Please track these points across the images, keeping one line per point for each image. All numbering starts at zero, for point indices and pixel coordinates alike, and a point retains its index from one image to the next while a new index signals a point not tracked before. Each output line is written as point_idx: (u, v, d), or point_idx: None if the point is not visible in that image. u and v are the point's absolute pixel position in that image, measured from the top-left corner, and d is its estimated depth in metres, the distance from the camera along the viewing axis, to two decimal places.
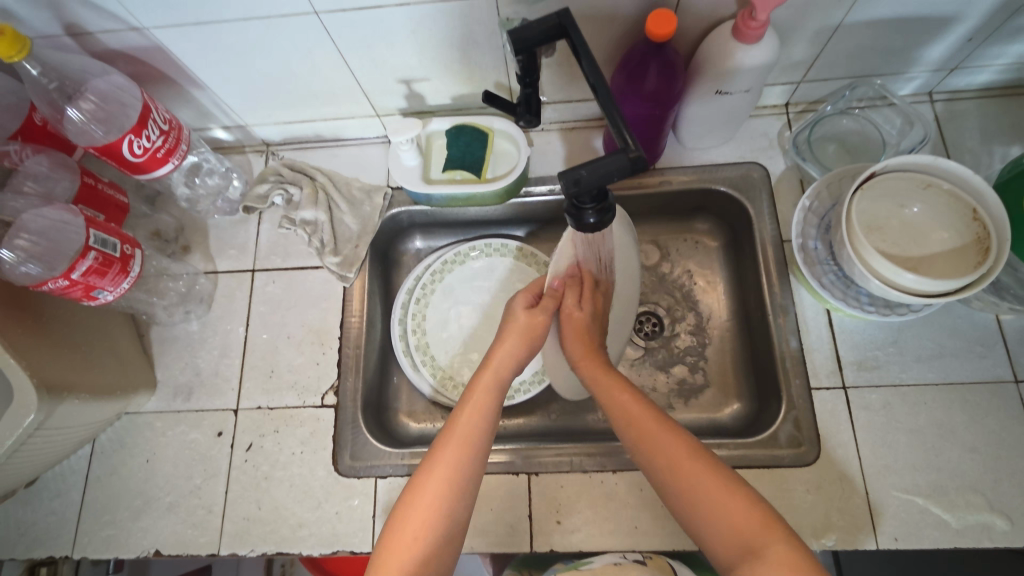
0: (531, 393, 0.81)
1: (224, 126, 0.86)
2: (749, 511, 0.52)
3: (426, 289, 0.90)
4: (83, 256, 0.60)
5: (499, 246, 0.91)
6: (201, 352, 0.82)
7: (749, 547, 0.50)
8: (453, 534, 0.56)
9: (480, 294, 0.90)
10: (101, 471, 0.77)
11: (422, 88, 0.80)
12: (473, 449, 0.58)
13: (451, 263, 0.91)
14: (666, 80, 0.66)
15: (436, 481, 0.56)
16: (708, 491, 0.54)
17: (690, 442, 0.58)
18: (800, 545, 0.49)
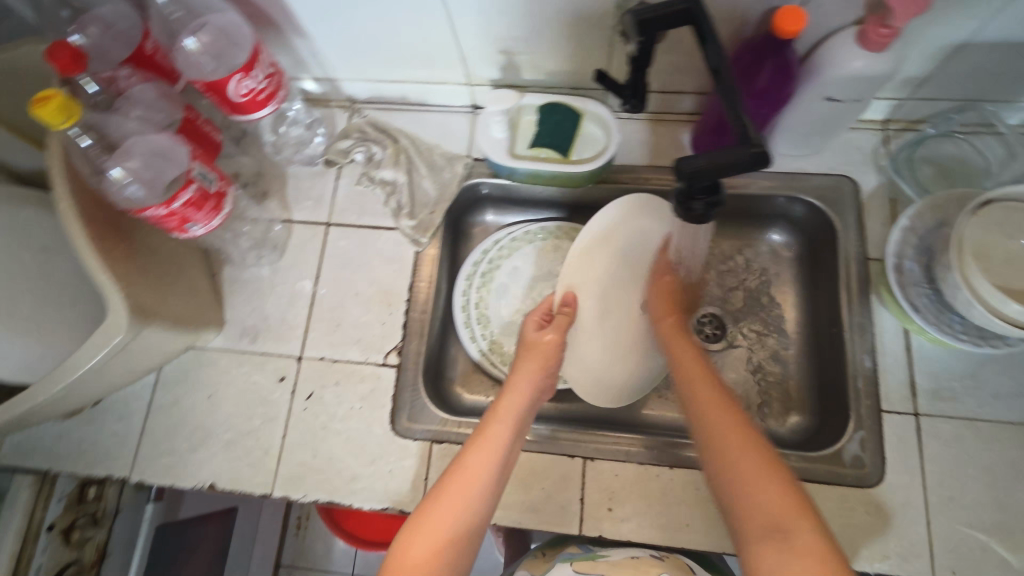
0: None
1: (314, 77, 0.87)
2: (780, 495, 0.51)
3: (492, 264, 0.90)
4: (186, 187, 0.61)
5: (570, 230, 0.91)
6: (270, 298, 0.83)
7: (781, 531, 0.49)
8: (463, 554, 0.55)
9: (546, 276, 0.90)
10: (164, 400, 0.79)
11: (520, 62, 0.79)
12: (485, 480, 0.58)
13: (519, 241, 0.91)
14: (778, 80, 0.64)
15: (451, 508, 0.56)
16: (751, 478, 0.52)
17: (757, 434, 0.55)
18: (829, 538, 0.48)
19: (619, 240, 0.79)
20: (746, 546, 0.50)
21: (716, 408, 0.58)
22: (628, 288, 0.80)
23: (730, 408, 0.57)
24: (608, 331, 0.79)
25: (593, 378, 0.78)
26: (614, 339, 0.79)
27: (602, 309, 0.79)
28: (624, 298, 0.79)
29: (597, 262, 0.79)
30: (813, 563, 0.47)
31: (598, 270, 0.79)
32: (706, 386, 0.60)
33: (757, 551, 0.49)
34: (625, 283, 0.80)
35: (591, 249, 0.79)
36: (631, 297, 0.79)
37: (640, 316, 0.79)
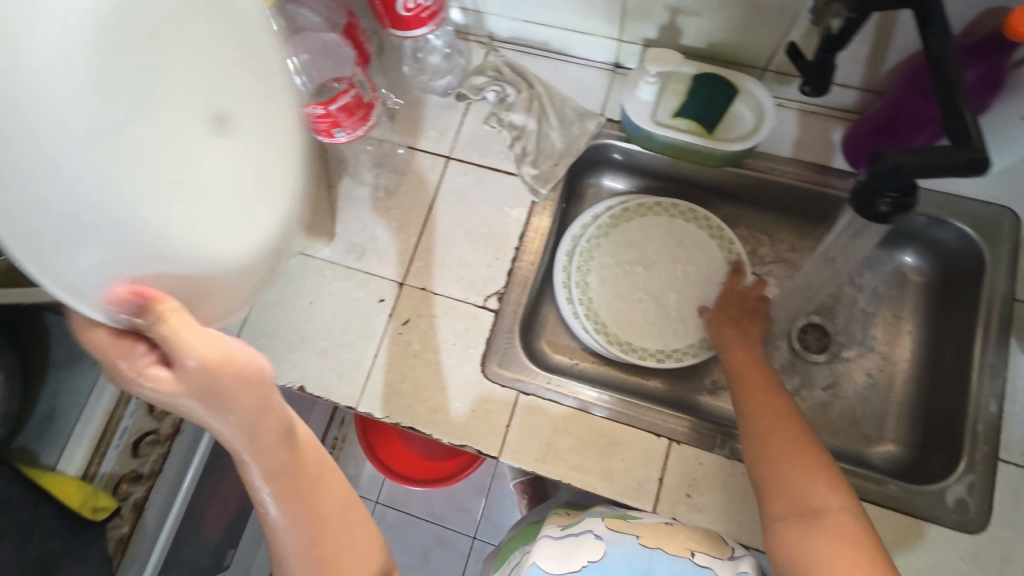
0: (683, 362, 0.82)
1: (462, 7, 0.84)
2: (818, 481, 0.56)
3: (601, 230, 0.88)
4: (347, 91, 0.61)
5: (689, 211, 0.87)
6: (381, 221, 0.83)
7: (813, 511, 0.54)
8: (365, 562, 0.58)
9: (653, 251, 0.87)
10: (267, 298, 0.81)
11: (684, 25, 0.75)
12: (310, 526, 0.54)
13: (630, 214, 0.88)
14: (981, 87, 0.60)
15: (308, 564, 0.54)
16: (793, 461, 0.57)
17: (799, 428, 0.61)
18: (863, 527, 0.52)
19: (75, 88, 0.34)
20: (777, 527, 0.55)
21: (762, 399, 0.64)
22: (207, 80, 0.43)
23: (775, 400, 0.64)
24: (218, 188, 0.44)
25: (245, 250, 0.48)
26: (234, 188, 0.46)
27: (150, 188, 0.39)
28: (182, 87, 0.41)
29: (110, 154, 0.35)
30: (838, 543, 0.51)
31: (109, 165, 0.35)
32: (757, 375, 0.68)
33: (785, 531, 0.54)
34: (178, 123, 0.41)
35: (54, 108, 0.32)
36: (199, 97, 0.43)
37: (219, 133, 0.44)
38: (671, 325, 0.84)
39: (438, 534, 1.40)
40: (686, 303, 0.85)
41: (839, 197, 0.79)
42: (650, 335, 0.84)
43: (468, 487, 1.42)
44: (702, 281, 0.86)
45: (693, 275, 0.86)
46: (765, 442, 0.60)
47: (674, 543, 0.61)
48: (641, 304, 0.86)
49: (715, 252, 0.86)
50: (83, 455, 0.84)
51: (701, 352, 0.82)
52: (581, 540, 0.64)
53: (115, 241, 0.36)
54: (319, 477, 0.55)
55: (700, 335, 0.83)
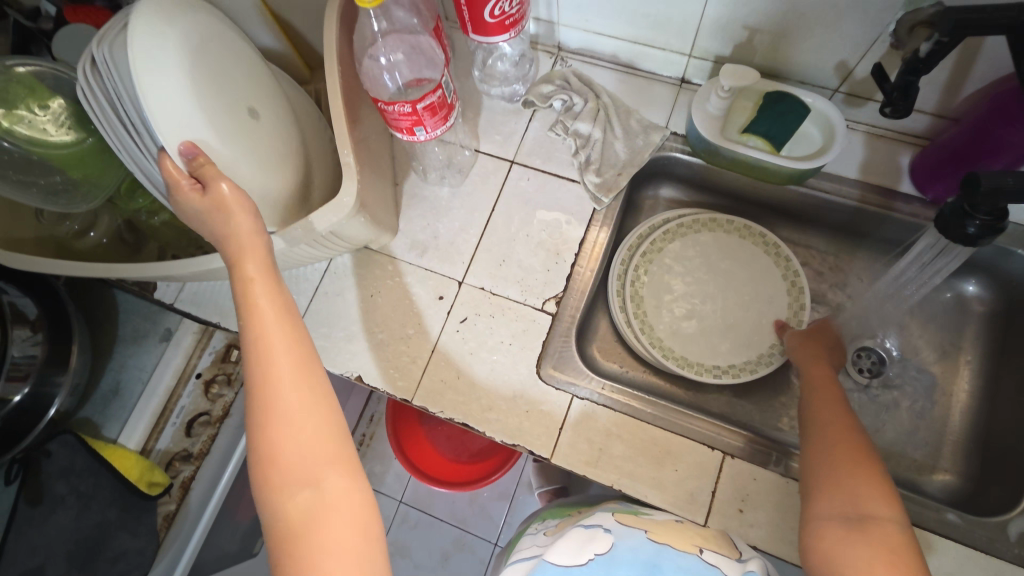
0: (738, 379, 0.82)
1: (536, 17, 0.87)
2: (868, 492, 0.54)
3: (659, 240, 0.88)
4: (435, 91, 0.62)
5: (746, 227, 0.88)
6: (443, 220, 0.85)
7: (860, 514, 0.53)
8: (334, 440, 0.52)
9: (709, 265, 0.88)
10: (330, 288, 0.84)
11: (758, 42, 0.76)
12: (273, 362, 0.51)
13: (687, 228, 0.89)
14: None
15: (265, 409, 0.50)
16: (849, 467, 0.57)
17: (863, 443, 0.59)
18: (908, 542, 0.50)
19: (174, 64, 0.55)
20: (817, 530, 0.54)
21: (830, 414, 0.63)
22: (245, 87, 0.64)
23: (845, 415, 0.63)
24: (244, 151, 0.61)
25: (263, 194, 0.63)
26: (255, 155, 0.62)
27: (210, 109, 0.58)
28: (225, 87, 0.61)
29: (185, 101, 0.55)
30: (879, 550, 0.50)
31: (180, 104, 0.55)
32: (830, 392, 0.67)
33: (824, 535, 0.53)
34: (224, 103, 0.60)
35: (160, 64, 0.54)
36: (240, 96, 0.63)
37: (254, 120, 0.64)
38: (726, 340, 0.85)
39: (459, 537, 1.40)
40: (741, 318, 0.85)
41: (905, 220, 0.78)
42: (704, 348, 0.84)
43: (492, 493, 1.43)
44: (758, 298, 0.86)
45: (750, 292, 0.86)
46: (823, 450, 0.60)
47: (681, 540, 0.61)
48: (693, 317, 0.86)
49: (773, 270, 0.86)
50: (143, 430, 0.89)
51: (758, 368, 0.82)
52: (591, 532, 0.61)
53: (176, 126, 0.54)
54: (295, 324, 0.54)
55: (758, 351, 0.83)
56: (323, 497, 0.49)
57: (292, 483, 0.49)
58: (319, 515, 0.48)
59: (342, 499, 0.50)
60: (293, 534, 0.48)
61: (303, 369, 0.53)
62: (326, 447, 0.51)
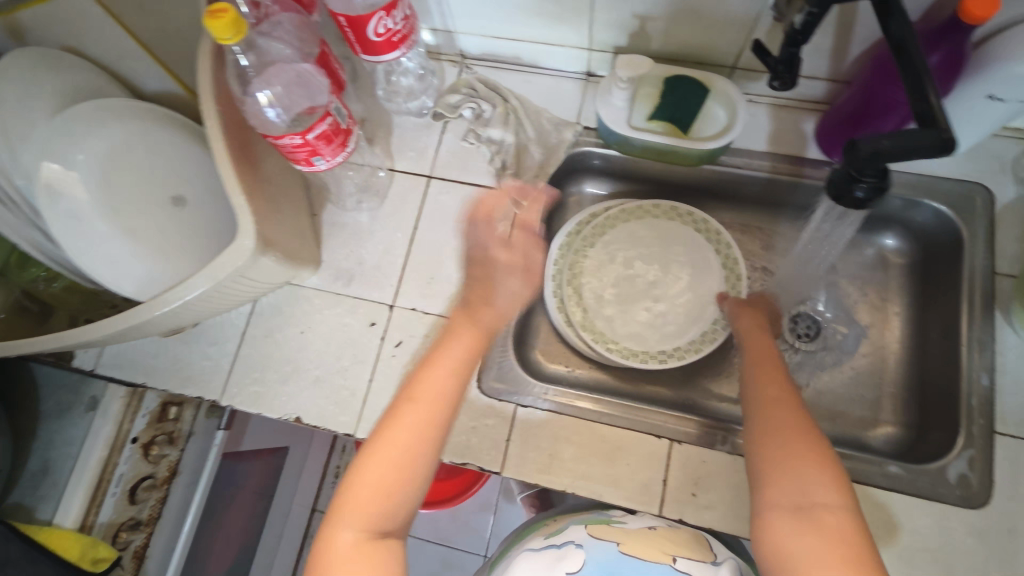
0: (686, 360, 0.82)
1: (432, 28, 0.86)
2: (819, 481, 0.55)
3: (587, 239, 0.88)
4: (323, 120, 0.61)
5: (669, 207, 0.88)
6: (367, 245, 0.83)
7: (810, 502, 0.54)
8: (406, 514, 0.62)
9: (640, 255, 0.88)
10: (258, 331, 0.81)
11: (652, 29, 0.76)
12: (412, 433, 0.63)
13: (614, 219, 0.88)
14: (946, 70, 0.61)
15: (384, 466, 0.62)
16: (798, 451, 0.57)
17: (810, 426, 0.59)
18: (856, 529, 0.52)
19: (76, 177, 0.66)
20: (768, 523, 0.55)
21: (773, 394, 0.63)
22: (175, 178, 0.71)
23: (791, 397, 0.62)
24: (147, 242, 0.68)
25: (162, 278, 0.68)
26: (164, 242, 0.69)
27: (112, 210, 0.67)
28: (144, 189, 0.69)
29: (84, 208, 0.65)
30: (832, 544, 0.51)
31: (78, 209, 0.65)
32: (774, 371, 0.66)
33: (777, 530, 0.54)
34: (132, 198, 0.69)
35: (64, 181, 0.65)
36: (167, 187, 0.71)
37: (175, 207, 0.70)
38: (666, 326, 0.85)
39: (445, 556, 1.38)
40: (676, 302, 0.86)
41: (816, 185, 0.80)
42: (646, 336, 0.85)
43: (473, 506, 1.41)
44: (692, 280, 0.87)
45: (681, 275, 0.87)
46: (769, 436, 0.59)
47: (651, 549, 0.64)
48: (630, 308, 0.87)
49: (705, 245, 0.86)
50: (79, 506, 0.82)
51: (703, 347, 0.83)
52: (561, 550, 0.64)
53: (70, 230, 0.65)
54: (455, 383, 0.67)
55: (700, 330, 0.84)
56: (378, 547, 0.60)
57: (362, 524, 0.60)
58: (359, 563, 0.58)
59: (388, 560, 0.59)
60: (339, 557, 0.59)
61: (430, 438, 0.64)
62: (398, 517, 0.62)
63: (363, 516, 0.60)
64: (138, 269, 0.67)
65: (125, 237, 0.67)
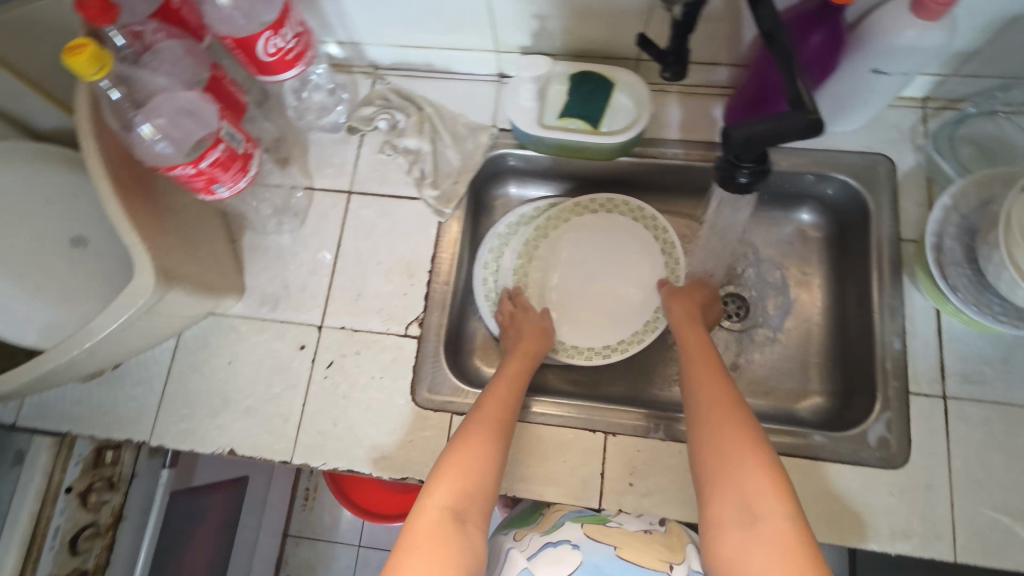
0: (628, 353, 0.83)
1: (338, 41, 0.84)
2: (757, 480, 0.52)
3: (530, 245, 0.89)
4: (214, 147, 0.60)
5: (605, 200, 0.89)
6: (290, 267, 0.82)
7: (754, 516, 0.50)
8: (486, 499, 0.59)
9: (581, 252, 0.89)
10: (184, 365, 0.79)
11: (553, 28, 0.76)
12: (502, 407, 0.67)
13: (556, 221, 0.90)
14: (829, 49, 0.62)
15: (482, 432, 0.63)
16: (738, 459, 0.54)
17: (745, 421, 0.57)
18: (799, 525, 0.49)
19: None
20: (715, 534, 0.52)
21: (708, 391, 0.62)
22: (75, 219, 0.69)
23: (725, 392, 0.61)
24: (41, 288, 0.66)
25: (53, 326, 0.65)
26: (61, 286, 0.66)
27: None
28: (39, 233, 0.67)
29: None
30: (776, 549, 0.48)
31: None
32: (710, 367, 0.65)
33: (724, 541, 0.51)
34: (25, 243, 0.67)
35: None
36: (66, 228, 0.69)
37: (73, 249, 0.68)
38: (606, 319, 0.86)
39: None
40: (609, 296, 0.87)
41: None
42: (589, 330, 0.85)
43: None
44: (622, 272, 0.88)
45: (619, 268, 0.88)
46: (708, 436, 0.57)
47: (648, 556, 0.62)
48: (569, 306, 0.87)
49: (644, 233, 0.88)
50: (15, 562, 0.77)
51: (647, 335, 0.83)
52: (558, 551, 0.63)
53: None
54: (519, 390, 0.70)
55: (644, 320, 0.84)
56: (451, 533, 0.54)
57: (448, 500, 0.56)
58: None
59: (460, 553, 0.53)
60: (416, 540, 0.53)
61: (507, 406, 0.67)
62: (483, 498, 0.58)
63: (467, 465, 0.59)
64: (40, 316, 0.65)
65: (18, 284, 0.65)
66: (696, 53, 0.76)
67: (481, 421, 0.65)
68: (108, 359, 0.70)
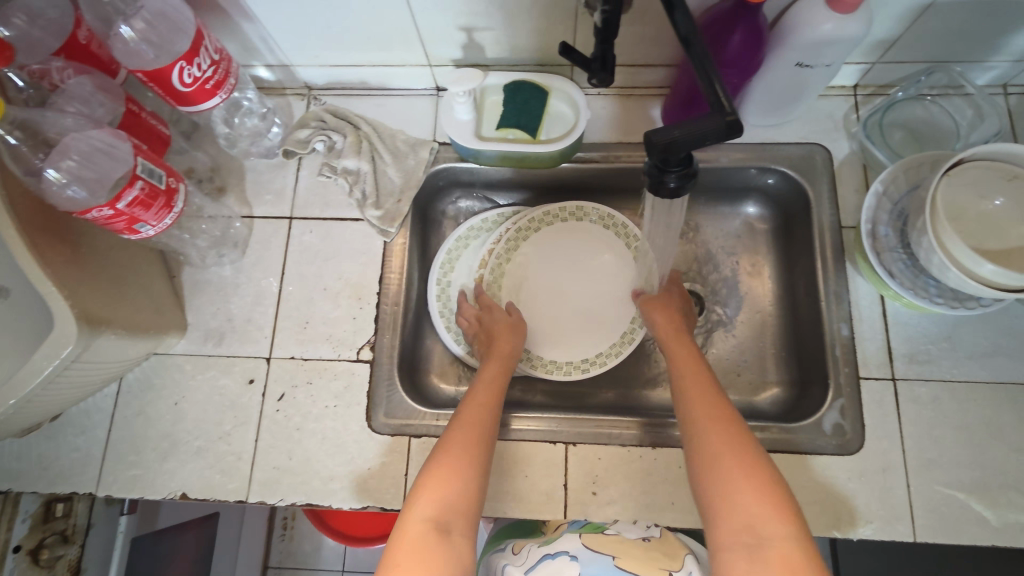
0: (608, 365, 0.82)
1: (266, 64, 0.82)
2: (760, 502, 0.51)
3: (501, 259, 0.87)
4: (131, 186, 0.58)
5: (574, 209, 0.87)
6: (234, 299, 0.79)
7: (759, 543, 0.50)
8: (473, 505, 0.57)
9: (554, 263, 0.87)
10: (128, 410, 0.76)
11: (482, 39, 0.76)
12: (484, 411, 0.65)
13: (527, 230, 0.87)
14: (750, 46, 0.62)
15: (460, 437, 0.61)
16: (737, 482, 0.53)
17: (743, 437, 0.56)
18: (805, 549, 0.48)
19: None
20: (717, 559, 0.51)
21: (701, 403, 0.60)
22: None
23: (719, 406, 0.59)
24: None
25: None
26: None
27: None
28: None
29: None
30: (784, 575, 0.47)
31: None
32: (699, 378, 0.64)
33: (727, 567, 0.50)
34: None
35: None
36: None
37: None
38: (583, 331, 0.85)
39: None
40: (583, 307, 0.86)
41: None
42: (569, 341, 0.84)
43: None
44: (591, 280, 0.87)
45: (595, 278, 0.87)
46: (706, 453, 0.56)
47: (648, 564, 0.58)
48: (545, 321, 0.86)
49: (616, 242, 0.87)
50: None
51: (624, 348, 0.83)
52: (557, 562, 0.60)
53: None
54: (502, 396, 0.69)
55: (621, 331, 0.84)
56: (436, 544, 0.52)
57: (432, 511, 0.54)
58: None
59: (446, 563, 0.51)
60: (401, 556, 0.51)
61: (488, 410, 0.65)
62: (469, 505, 0.56)
63: (446, 474, 0.57)
64: None
65: None
66: (627, 55, 0.77)
67: (461, 426, 0.63)
68: (36, 415, 0.66)
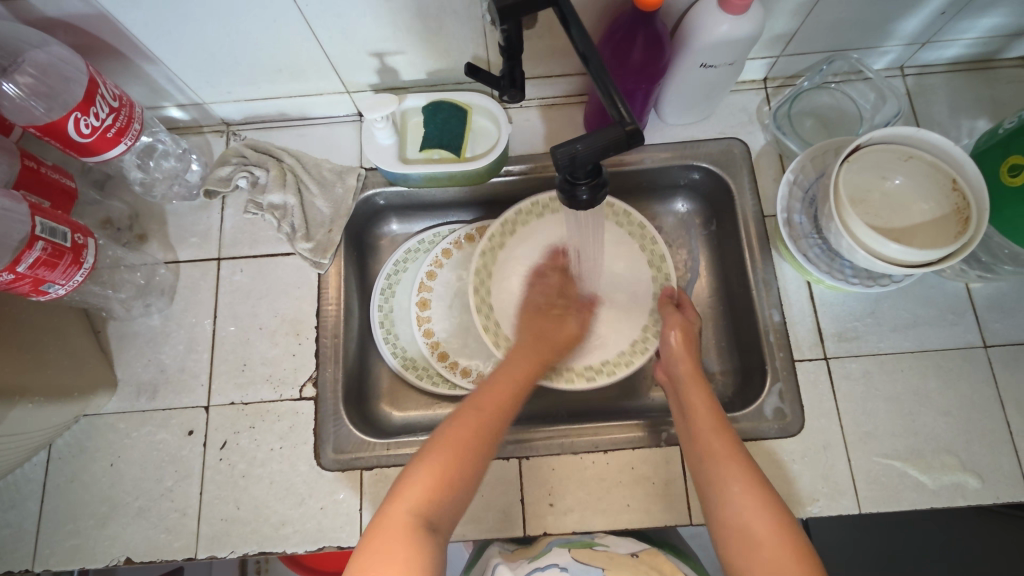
0: (616, 375, 0.78)
1: (178, 104, 0.79)
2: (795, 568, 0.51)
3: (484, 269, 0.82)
4: (30, 247, 0.55)
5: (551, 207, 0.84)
6: (165, 348, 0.77)
7: None
8: (460, 499, 0.56)
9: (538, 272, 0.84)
10: (60, 478, 0.72)
11: (396, 63, 0.75)
12: (501, 406, 0.62)
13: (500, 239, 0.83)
14: (652, 52, 0.64)
15: (471, 418, 0.60)
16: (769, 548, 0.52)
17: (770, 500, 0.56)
18: None
19: None
20: None
21: (724, 457, 0.59)
22: None
23: (739, 462, 0.59)
24: None
25: None
26: None
27: None
28: None
29: None
30: None
31: None
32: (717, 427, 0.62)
33: None
34: None
35: None
36: None
37: None
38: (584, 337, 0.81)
39: None
40: None
41: None
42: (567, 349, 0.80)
43: None
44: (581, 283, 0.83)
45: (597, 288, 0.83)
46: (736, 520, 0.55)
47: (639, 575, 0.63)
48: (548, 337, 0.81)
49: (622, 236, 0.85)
50: None
51: (636, 357, 0.79)
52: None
53: None
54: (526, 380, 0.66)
55: (632, 341, 0.80)
56: (414, 541, 0.52)
57: (421, 506, 0.54)
58: None
59: (426, 560, 0.51)
60: (375, 546, 0.51)
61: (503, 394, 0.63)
62: (457, 499, 0.56)
63: (447, 456, 0.56)
64: None
65: None
66: (542, 66, 0.78)
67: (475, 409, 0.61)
68: None
